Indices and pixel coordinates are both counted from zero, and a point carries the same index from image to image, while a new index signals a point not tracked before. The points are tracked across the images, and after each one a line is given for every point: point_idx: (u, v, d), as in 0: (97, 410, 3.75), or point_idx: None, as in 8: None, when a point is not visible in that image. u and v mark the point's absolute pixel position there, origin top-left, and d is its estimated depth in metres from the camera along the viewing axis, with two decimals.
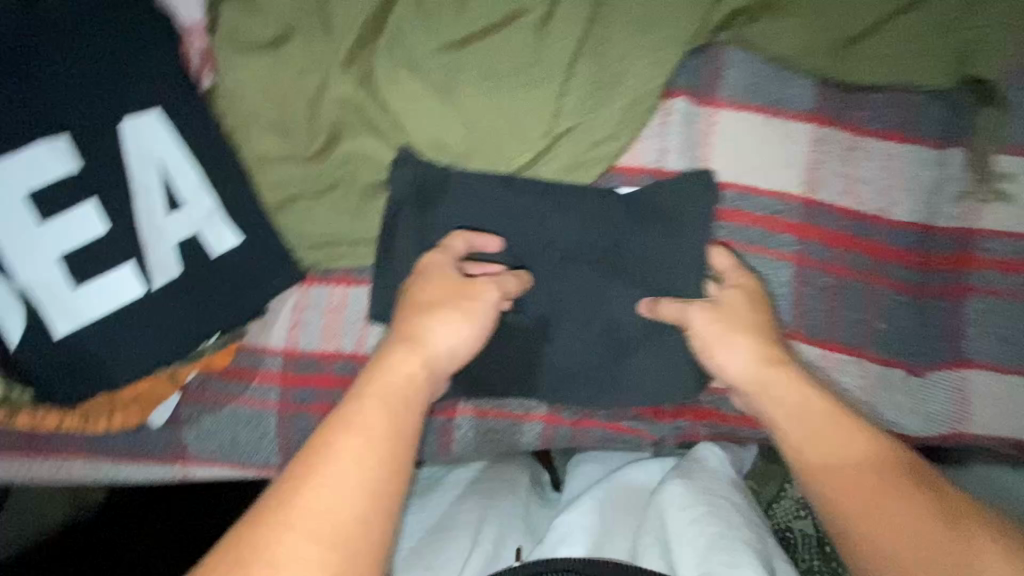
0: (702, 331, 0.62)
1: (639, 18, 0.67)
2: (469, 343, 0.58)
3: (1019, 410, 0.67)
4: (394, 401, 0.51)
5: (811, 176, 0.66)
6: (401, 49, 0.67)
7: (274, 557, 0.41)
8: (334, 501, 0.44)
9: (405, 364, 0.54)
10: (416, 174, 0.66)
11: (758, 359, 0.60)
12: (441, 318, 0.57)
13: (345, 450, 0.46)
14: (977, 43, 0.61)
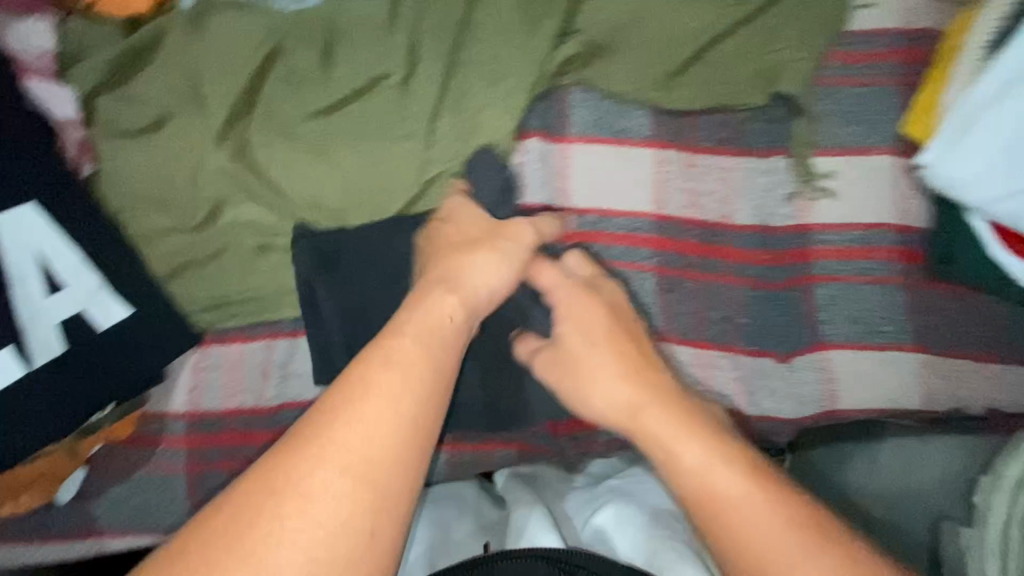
0: (568, 384, 0.66)
1: (490, 69, 0.74)
2: (500, 280, 0.65)
3: (878, 381, 0.74)
4: (432, 337, 0.57)
5: (658, 193, 0.74)
6: (273, 119, 0.72)
7: (307, 484, 0.46)
8: (378, 420, 0.49)
9: (445, 305, 0.60)
10: (296, 231, 0.71)
11: (620, 405, 0.62)
12: (475, 257, 0.65)
13: (388, 376, 0.52)
14: (778, 65, 0.71)
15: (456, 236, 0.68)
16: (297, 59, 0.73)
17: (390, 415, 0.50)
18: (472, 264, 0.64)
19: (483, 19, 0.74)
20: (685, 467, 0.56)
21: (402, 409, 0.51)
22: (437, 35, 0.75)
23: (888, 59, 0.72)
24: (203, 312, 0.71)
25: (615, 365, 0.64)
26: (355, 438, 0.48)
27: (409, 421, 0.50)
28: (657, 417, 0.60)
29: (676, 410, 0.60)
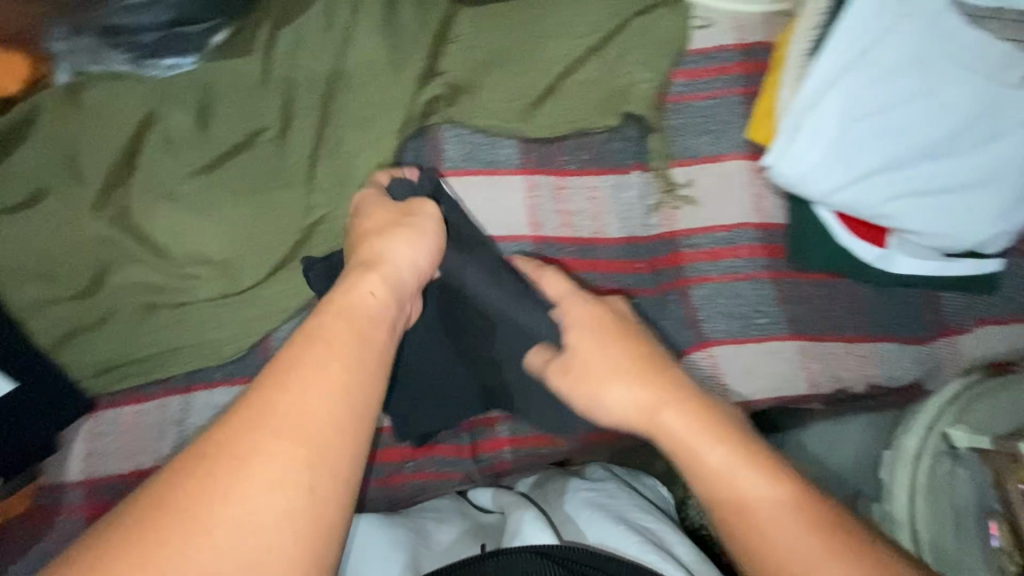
0: (583, 393, 0.59)
1: (361, 115, 0.78)
2: (426, 255, 0.62)
3: (765, 374, 0.76)
4: (365, 317, 0.52)
5: (532, 216, 0.78)
6: (153, 182, 0.74)
7: (243, 452, 0.40)
8: (311, 403, 0.43)
9: (372, 286, 0.55)
10: (183, 288, 0.73)
11: (639, 408, 0.55)
12: (392, 240, 0.61)
13: (319, 358, 0.46)
14: (625, 89, 0.77)
15: (367, 224, 0.64)
16: (173, 122, 0.76)
17: (325, 397, 0.44)
18: (395, 248, 0.60)
19: (352, 69, 0.79)
20: (703, 462, 0.50)
21: (340, 389, 0.45)
22: (310, 88, 0.79)
23: (726, 74, 0.79)
24: (93, 379, 0.71)
25: (625, 367, 0.57)
26: (287, 425, 0.42)
27: (349, 400, 0.45)
28: (680, 416, 0.53)
29: (690, 406, 0.53)
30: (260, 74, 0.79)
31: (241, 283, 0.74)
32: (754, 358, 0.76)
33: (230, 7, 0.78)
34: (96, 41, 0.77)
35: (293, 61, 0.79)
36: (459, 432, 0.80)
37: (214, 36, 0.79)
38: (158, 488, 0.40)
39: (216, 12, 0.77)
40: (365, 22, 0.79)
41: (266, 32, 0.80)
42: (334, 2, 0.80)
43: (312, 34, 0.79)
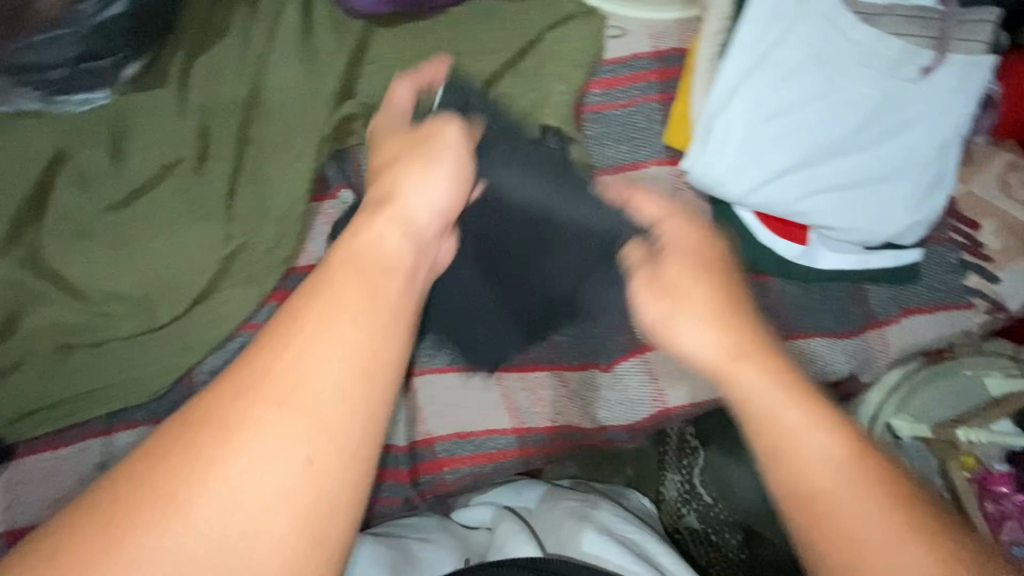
0: (659, 304, 0.49)
1: (280, 140, 0.77)
2: (446, 193, 0.50)
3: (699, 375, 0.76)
4: (382, 265, 0.42)
5: None
6: (67, 219, 0.73)
7: (233, 430, 0.34)
8: (317, 377, 0.35)
9: (382, 225, 0.45)
10: (99, 326, 0.71)
11: (719, 349, 0.45)
12: (407, 172, 0.49)
13: (325, 317, 0.37)
14: (544, 99, 0.76)
15: (381, 158, 0.54)
16: (87, 158, 0.76)
17: (332, 369, 0.35)
18: (412, 183, 0.49)
19: (270, 95, 0.79)
20: (781, 424, 0.41)
21: (348, 359, 0.36)
22: (228, 115, 0.78)
23: (642, 80, 0.79)
24: (8, 427, 0.69)
25: (713, 303, 0.47)
26: (287, 404, 0.34)
27: (363, 373, 0.36)
28: (764, 371, 0.43)
29: (777, 362, 0.43)
30: (176, 105, 0.78)
31: (161, 318, 0.72)
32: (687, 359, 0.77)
33: (142, 38, 0.76)
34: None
35: (209, 89, 0.79)
36: (398, 455, 0.77)
37: (127, 69, 0.77)
38: (136, 465, 0.33)
39: (127, 44, 0.74)
40: (280, 49, 0.80)
41: (181, 63, 0.79)
42: (251, 31, 0.81)
43: (228, 63, 0.80)
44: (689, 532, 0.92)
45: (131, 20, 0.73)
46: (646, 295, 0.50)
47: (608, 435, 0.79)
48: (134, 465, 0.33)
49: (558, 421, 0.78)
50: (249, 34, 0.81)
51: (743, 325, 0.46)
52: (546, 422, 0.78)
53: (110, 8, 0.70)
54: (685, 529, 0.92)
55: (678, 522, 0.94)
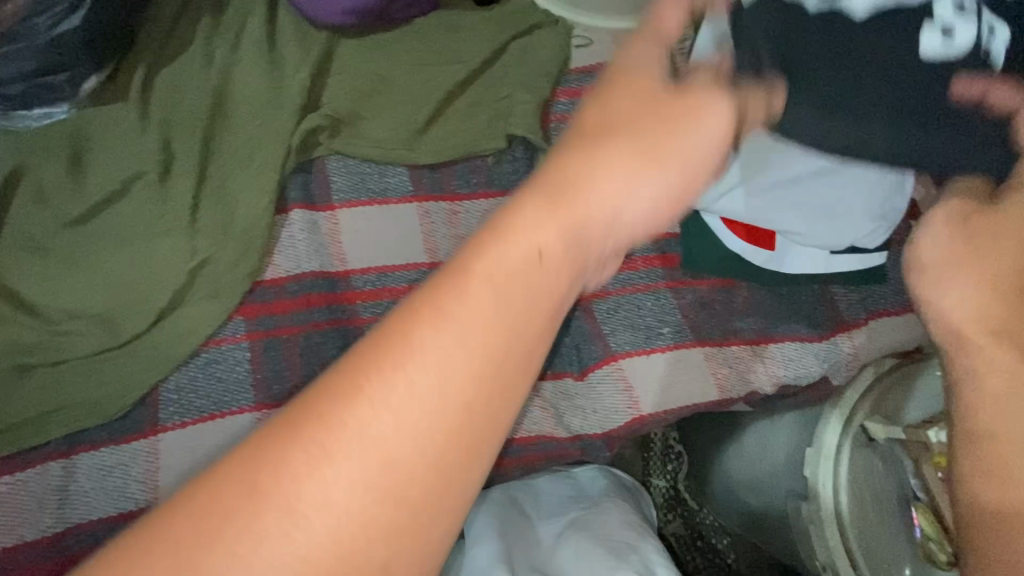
0: (921, 266, 0.43)
1: (244, 152, 0.76)
2: (655, 203, 0.38)
3: (674, 382, 0.76)
4: (537, 280, 0.32)
5: (427, 244, 0.76)
6: (26, 236, 0.72)
7: (291, 497, 0.27)
8: (418, 440, 0.28)
9: (556, 202, 0.34)
10: (58, 345, 0.69)
11: (979, 313, 0.39)
12: (615, 154, 0.37)
13: (442, 358, 0.29)
14: (507, 111, 0.77)
15: (612, 107, 0.39)
16: (46, 173, 0.74)
17: (431, 435, 0.28)
18: (611, 162, 0.37)
19: (236, 107, 0.79)
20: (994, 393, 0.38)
21: (449, 427, 0.29)
22: (191, 127, 0.77)
23: None
24: None
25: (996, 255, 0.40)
26: (365, 461, 0.27)
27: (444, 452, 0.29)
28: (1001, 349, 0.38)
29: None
30: (138, 117, 0.77)
31: (122, 335, 0.71)
32: (661, 366, 0.76)
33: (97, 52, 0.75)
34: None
35: (173, 102, 0.78)
36: None
37: (86, 82, 0.76)
38: (222, 468, 0.28)
39: (81, 63, 0.74)
40: (244, 61, 0.80)
41: (143, 76, 0.79)
42: (215, 44, 0.81)
43: (191, 75, 0.79)
44: (675, 537, 0.96)
45: (85, 36, 0.73)
46: (938, 232, 0.43)
47: (584, 445, 0.77)
48: (183, 498, 0.27)
49: (533, 432, 0.76)
50: (212, 47, 0.80)
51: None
52: (522, 433, 0.76)
53: (61, 26, 0.70)
54: (671, 534, 0.96)
55: (665, 528, 0.96)
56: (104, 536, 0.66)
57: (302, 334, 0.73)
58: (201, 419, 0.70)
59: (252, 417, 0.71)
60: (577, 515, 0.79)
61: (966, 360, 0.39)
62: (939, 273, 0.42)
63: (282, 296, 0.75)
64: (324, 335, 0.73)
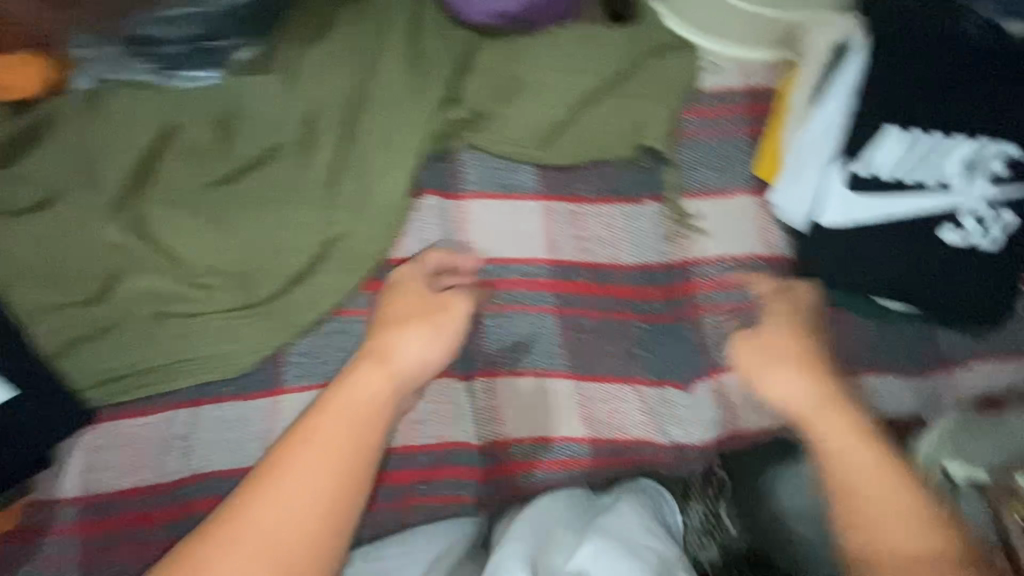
0: (750, 370, 0.69)
1: (384, 134, 0.79)
2: (432, 352, 0.68)
3: None
4: (365, 424, 0.61)
5: (550, 241, 0.79)
6: (174, 192, 0.74)
7: (214, 555, 0.53)
8: (292, 508, 0.56)
9: (378, 368, 0.65)
10: (195, 299, 0.71)
11: (806, 397, 0.66)
12: (407, 334, 0.68)
13: (308, 467, 0.58)
14: (642, 124, 0.79)
15: (397, 309, 0.70)
16: (196, 134, 0.77)
17: (292, 507, 0.56)
18: (355, 373, 0.64)
19: (378, 89, 0.80)
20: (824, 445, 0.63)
21: (262, 517, 0.55)
22: (333, 109, 0.80)
23: (735, 113, 0.81)
24: (93, 391, 0.69)
25: (792, 357, 0.68)
26: (259, 536, 0.54)
27: (298, 523, 0.55)
28: (841, 415, 0.64)
29: (850, 416, 0.64)
30: (284, 91, 0.80)
31: (256, 295, 0.73)
32: None
33: (256, 26, 0.80)
34: (119, 49, 0.78)
35: (317, 80, 0.81)
36: (474, 454, 0.77)
37: (240, 52, 0.80)
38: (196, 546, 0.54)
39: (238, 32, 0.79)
40: (389, 48, 0.82)
41: (293, 52, 0.81)
42: (362, 26, 0.82)
43: (336, 55, 0.81)
44: None
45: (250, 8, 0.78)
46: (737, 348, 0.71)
47: (678, 458, 0.77)
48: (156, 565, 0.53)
49: (632, 435, 0.77)
50: (359, 29, 0.82)
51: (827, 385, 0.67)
52: (622, 436, 0.77)
53: None
54: None
55: None
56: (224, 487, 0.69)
57: None
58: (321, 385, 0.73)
59: None
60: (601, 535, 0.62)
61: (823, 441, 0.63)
62: (761, 372, 0.69)
63: None
64: None
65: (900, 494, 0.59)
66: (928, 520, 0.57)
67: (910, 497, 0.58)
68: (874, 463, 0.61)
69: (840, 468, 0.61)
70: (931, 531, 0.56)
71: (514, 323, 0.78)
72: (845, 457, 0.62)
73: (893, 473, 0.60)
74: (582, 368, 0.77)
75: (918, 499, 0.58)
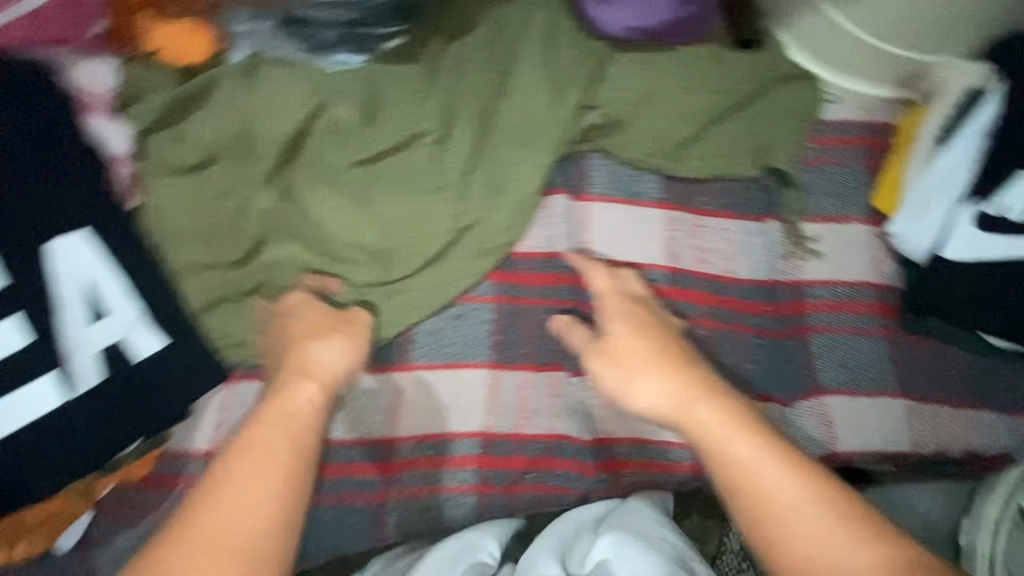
0: (614, 373, 0.70)
1: (519, 132, 0.82)
2: (341, 362, 0.69)
3: (868, 425, 0.80)
4: (287, 437, 0.61)
5: (671, 249, 0.81)
6: (321, 167, 0.77)
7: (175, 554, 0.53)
8: (247, 523, 0.55)
9: (313, 392, 0.66)
10: (335, 270, 0.74)
11: (666, 396, 0.67)
12: (316, 341, 0.69)
13: (250, 484, 0.57)
14: (769, 146, 0.82)
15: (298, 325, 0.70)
16: (341, 113, 0.79)
17: (241, 518, 0.55)
18: (303, 392, 0.65)
19: (514, 89, 0.83)
20: (734, 454, 0.60)
21: (212, 536, 0.54)
22: (470, 101, 0.82)
23: (853, 145, 0.85)
24: (232, 350, 0.71)
25: (648, 356, 0.70)
26: (206, 539, 0.54)
27: (235, 535, 0.54)
28: (711, 412, 0.64)
29: (725, 406, 0.64)
30: (425, 81, 0.82)
31: (393, 274, 0.76)
32: (860, 409, 0.80)
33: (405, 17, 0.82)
34: (272, 24, 0.79)
35: (458, 74, 0.83)
36: (582, 450, 0.77)
37: (388, 42, 0.82)
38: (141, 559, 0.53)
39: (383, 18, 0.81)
40: (527, 51, 0.84)
41: (438, 46, 0.84)
42: (504, 27, 0.85)
43: (477, 53, 0.84)
44: None
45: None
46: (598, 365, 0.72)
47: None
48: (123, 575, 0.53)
49: None
50: (500, 30, 0.85)
51: (709, 408, 0.65)
52: None
53: None
54: None
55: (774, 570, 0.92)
56: (348, 454, 0.74)
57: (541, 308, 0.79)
58: (445, 364, 0.77)
59: (487, 373, 0.77)
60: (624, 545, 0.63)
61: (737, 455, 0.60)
62: (625, 377, 0.70)
63: (530, 269, 0.80)
64: (562, 312, 0.79)
65: (816, 509, 0.56)
66: (849, 529, 0.55)
67: (842, 505, 0.56)
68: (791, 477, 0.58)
69: (745, 478, 0.59)
70: (841, 529, 0.55)
71: (631, 325, 0.79)
72: (728, 450, 0.61)
73: (770, 461, 0.59)
74: None
75: (818, 491, 0.57)
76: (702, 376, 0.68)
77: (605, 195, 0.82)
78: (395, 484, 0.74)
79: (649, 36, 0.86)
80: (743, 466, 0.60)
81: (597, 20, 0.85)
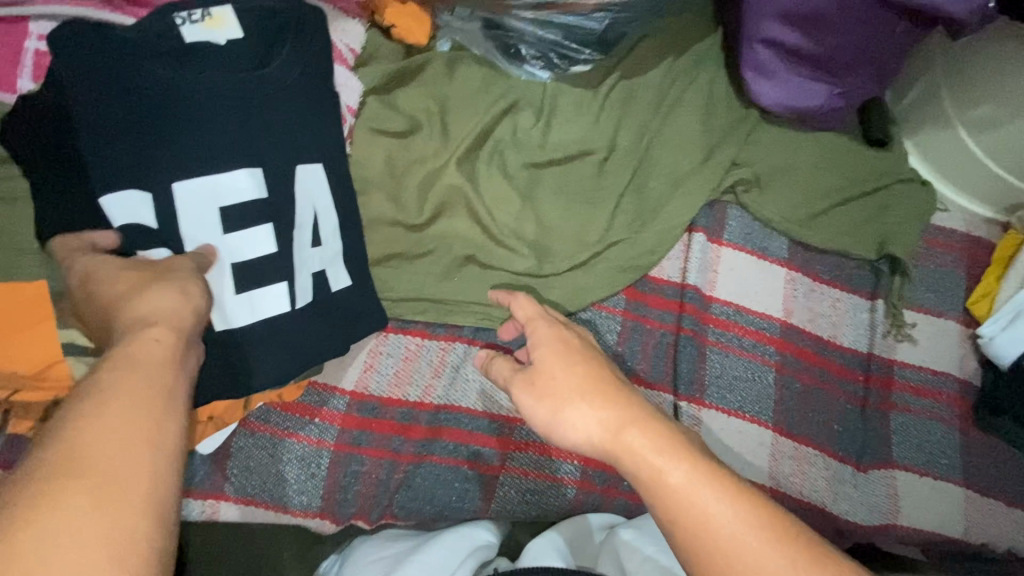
0: (544, 409, 0.54)
1: (675, 169, 0.89)
2: (178, 304, 0.47)
3: (929, 505, 0.84)
4: (150, 377, 0.40)
5: (786, 305, 0.90)
6: (499, 159, 0.84)
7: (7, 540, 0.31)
8: (103, 474, 0.35)
9: (162, 333, 0.44)
10: (490, 252, 0.81)
11: (603, 428, 0.51)
12: (153, 292, 0.47)
13: (106, 422, 0.37)
14: (887, 235, 0.91)
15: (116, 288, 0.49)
16: (524, 118, 0.85)
17: (108, 463, 0.35)
18: (145, 332, 0.43)
19: (672, 129, 0.90)
20: (667, 481, 0.47)
21: (45, 494, 0.33)
22: (634, 130, 0.89)
23: (955, 251, 0.95)
24: (396, 303, 0.78)
25: (583, 385, 0.53)
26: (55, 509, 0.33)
27: (84, 485, 0.34)
28: (645, 435, 0.49)
29: (657, 426, 0.50)
30: (596, 101, 0.88)
31: (545, 269, 0.83)
32: (926, 490, 0.85)
33: (594, 46, 0.84)
34: (478, 26, 0.84)
35: (627, 103, 0.89)
36: None
37: (578, 66, 0.87)
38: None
39: (574, 46, 0.84)
40: (689, 101, 0.91)
41: (617, 78, 0.90)
42: (676, 71, 0.92)
43: (646, 93, 0.90)
44: None
45: (593, 36, 0.82)
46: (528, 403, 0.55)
47: (842, 529, 0.83)
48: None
49: (811, 497, 0.83)
50: (670, 79, 0.92)
51: (644, 437, 0.49)
52: (799, 495, 0.83)
53: (587, 20, 0.80)
54: None
55: None
56: (470, 423, 0.77)
57: (660, 330, 0.87)
58: None
59: None
60: (627, 549, 0.67)
61: (640, 472, 0.48)
62: (556, 407, 0.53)
63: (660, 293, 0.88)
64: (681, 339, 0.86)
65: (752, 536, 0.44)
66: (793, 557, 0.43)
67: (785, 523, 0.45)
68: (743, 511, 0.45)
69: (688, 503, 0.46)
70: (781, 552, 0.43)
71: (739, 365, 0.87)
72: (662, 480, 0.47)
73: (705, 488, 0.46)
74: (784, 423, 0.86)
75: (775, 524, 0.45)
76: (624, 405, 0.51)
77: (737, 244, 0.92)
78: (509, 461, 0.77)
79: (795, 116, 0.89)
80: (693, 473, 0.47)
81: (754, 90, 0.86)
